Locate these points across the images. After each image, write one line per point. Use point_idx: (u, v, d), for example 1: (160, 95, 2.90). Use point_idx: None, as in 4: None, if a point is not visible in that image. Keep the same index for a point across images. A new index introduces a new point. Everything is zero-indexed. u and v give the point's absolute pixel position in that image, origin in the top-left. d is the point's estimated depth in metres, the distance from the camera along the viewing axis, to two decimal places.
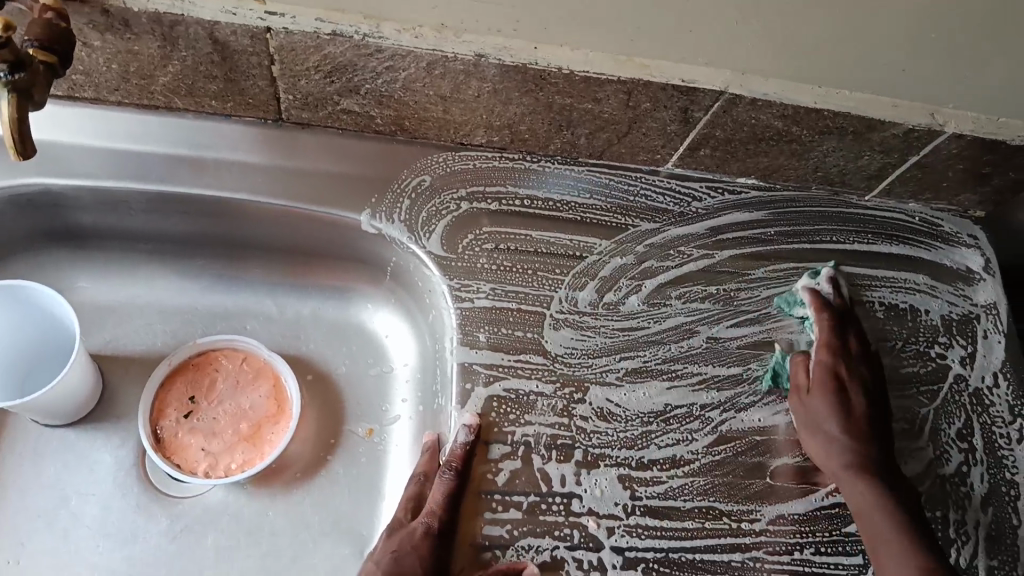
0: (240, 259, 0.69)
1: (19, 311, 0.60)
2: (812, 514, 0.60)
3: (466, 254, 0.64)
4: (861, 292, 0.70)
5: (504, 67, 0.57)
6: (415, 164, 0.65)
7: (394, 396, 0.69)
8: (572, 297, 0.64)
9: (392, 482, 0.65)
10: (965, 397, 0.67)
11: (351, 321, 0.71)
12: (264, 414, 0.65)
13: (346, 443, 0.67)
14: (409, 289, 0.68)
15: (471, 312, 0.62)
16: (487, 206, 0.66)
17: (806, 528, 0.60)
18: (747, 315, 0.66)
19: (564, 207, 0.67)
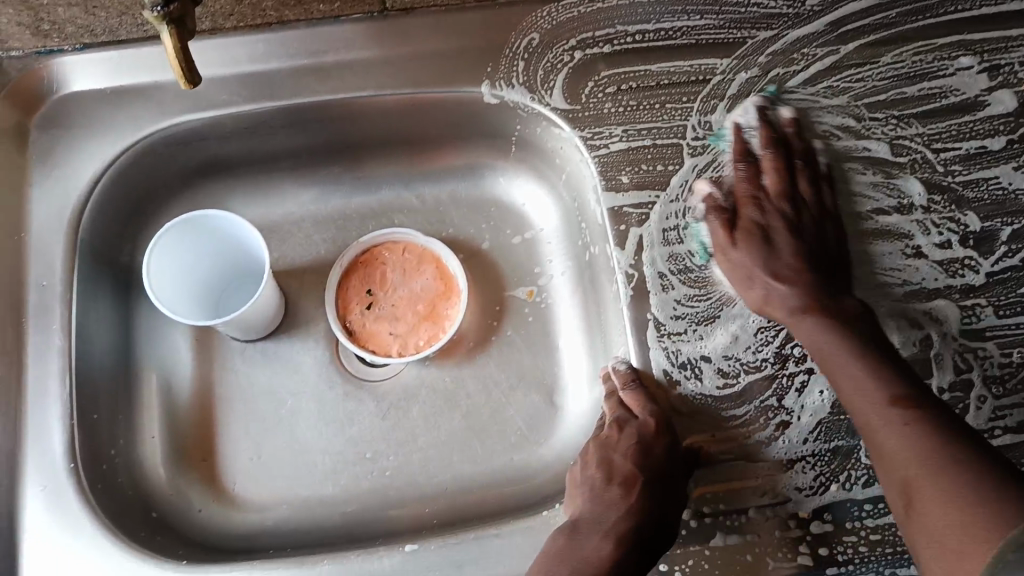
0: (376, 157, 0.73)
1: (204, 247, 0.66)
2: (985, 282, 0.60)
3: (591, 102, 0.64)
4: (998, 57, 0.67)
5: None
6: (521, 25, 0.66)
7: (544, 257, 0.72)
8: (706, 121, 0.64)
9: (564, 333, 0.69)
10: None
11: (486, 196, 0.74)
12: (436, 293, 0.69)
13: (511, 306, 0.71)
14: (539, 152, 0.70)
15: (609, 157, 0.63)
16: (600, 50, 0.66)
17: (979, 293, 0.60)
18: (883, 103, 0.65)
19: (678, 33, 0.66)
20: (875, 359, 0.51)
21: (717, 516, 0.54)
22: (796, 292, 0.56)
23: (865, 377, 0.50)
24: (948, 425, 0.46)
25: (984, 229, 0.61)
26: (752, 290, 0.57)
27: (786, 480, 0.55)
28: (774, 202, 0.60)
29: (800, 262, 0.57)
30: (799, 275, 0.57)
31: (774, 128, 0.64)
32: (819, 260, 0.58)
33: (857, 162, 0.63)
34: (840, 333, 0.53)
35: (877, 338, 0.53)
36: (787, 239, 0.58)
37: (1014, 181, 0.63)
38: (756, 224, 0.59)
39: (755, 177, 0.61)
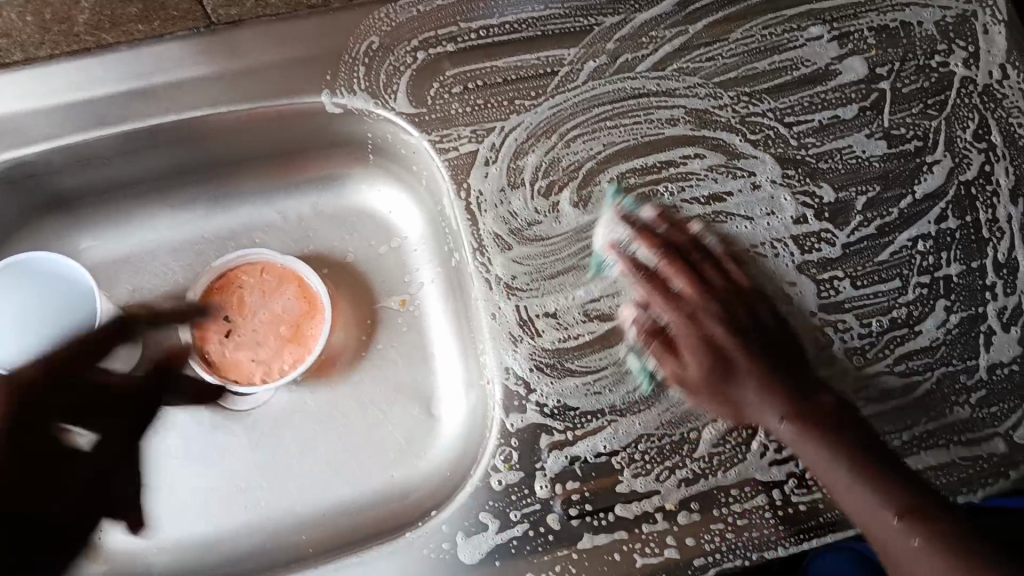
0: (232, 178, 0.70)
1: (33, 289, 0.62)
2: (840, 252, 0.60)
3: (436, 104, 0.63)
4: (846, 24, 0.66)
5: None
6: (359, 29, 0.63)
7: (414, 265, 0.70)
8: (557, 114, 0.62)
9: (437, 341, 0.68)
10: (976, 98, 0.65)
11: (351, 207, 0.72)
12: (299, 313, 0.67)
13: (384, 318, 0.69)
14: (395, 159, 0.68)
15: (459, 159, 0.62)
16: (444, 48, 0.63)
17: (837, 264, 0.60)
18: (735, 79, 0.64)
19: (523, 25, 0.64)
20: (870, 470, 0.46)
21: (583, 517, 0.53)
22: (775, 402, 0.51)
23: (867, 494, 0.46)
24: (960, 533, 0.43)
25: (838, 200, 0.61)
26: (686, 366, 0.53)
27: (651, 474, 0.54)
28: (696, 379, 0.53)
29: (739, 343, 0.52)
30: (812, 429, 0.49)
31: (627, 115, 0.63)
32: (802, 403, 0.50)
33: (710, 140, 0.62)
34: (854, 481, 0.47)
35: (863, 434, 0.49)
36: (681, 327, 0.53)
37: (866, 149, 0.62)
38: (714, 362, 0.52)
39: (715, 269, 0.55)
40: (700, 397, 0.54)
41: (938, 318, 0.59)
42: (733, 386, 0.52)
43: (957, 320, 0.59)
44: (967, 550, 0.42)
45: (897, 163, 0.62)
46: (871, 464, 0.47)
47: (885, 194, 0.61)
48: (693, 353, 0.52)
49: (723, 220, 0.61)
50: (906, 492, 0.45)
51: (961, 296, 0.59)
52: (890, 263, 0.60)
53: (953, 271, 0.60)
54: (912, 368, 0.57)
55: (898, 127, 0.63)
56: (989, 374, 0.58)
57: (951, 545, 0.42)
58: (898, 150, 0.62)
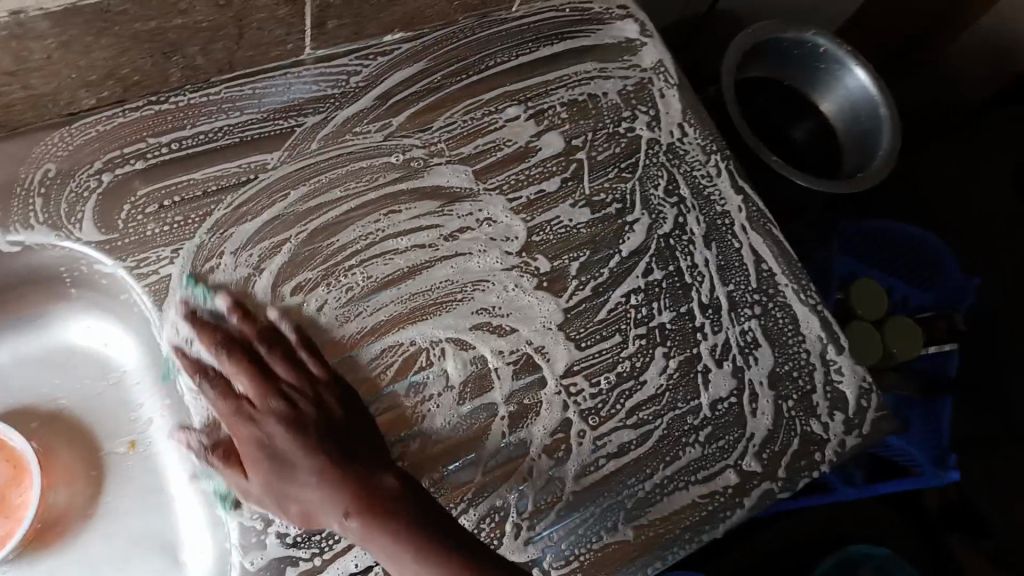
0: None
1: None
2: (565, 319, 0.63)
3: (130, 226, 0.58)
4: (541, 102, 0.71)
5: (54, 15, 0.50)
6: (30, 156, 0.58)
7: (138, 401, 0.64)
8: (266, 221, 0.60)
9: (173, 480, 0.62)
10: (662, 156, 0.71)
11: (55, 348, 0.64)
12: (0, 482, 0.59)
13: (110, 466, 0.63)
14: (97, 289, 0.62)
15: (162, 283, 0.57)
16: (133, 166, 0.60)
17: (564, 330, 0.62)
18: (444, 164, 0.66)
19: (219, 134, 0.62)
20: (424, 535, 0.48)
21: None
22: (297, 438, 0.50)
23: (397, 542, 0.48)
24: (461, 553, 0.48)
25: (554, 267, 0.64)
26: (271, 403, 0.51)
27: None
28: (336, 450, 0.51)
29: (309, 391, 0.52)
30: (395, 525, 0.49)
31: (341, 211, 0.62)
32: (361, 512, 0.49)
33: (425, 227, 0.63)
34: (433, 573, 0.48)
35: (426, 503, 0.50)
36: (282, 372, 0.52)
37: (573, 218, 0.66)
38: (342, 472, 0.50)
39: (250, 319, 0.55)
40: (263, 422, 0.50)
41: (659, 365, 0.63)
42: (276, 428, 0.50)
43: (676, 364, 0.63)
44: (462, 565, 0.48)
45: (600, 227, 0.67)
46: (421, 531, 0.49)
47: (595, 256, 0.65)
48: (272, 358, 0.52)
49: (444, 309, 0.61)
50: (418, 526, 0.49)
51: (676, 341, 0.64)
52: (609, 321, 0.63)
53: (665, 319, 0.64)
54: (643, 419, 0.60)
55: (598, 193, 0.68)
56: (712, 410, 0.62)
57: (453, 555, 0.48)
58: (601, 214, 0.67)
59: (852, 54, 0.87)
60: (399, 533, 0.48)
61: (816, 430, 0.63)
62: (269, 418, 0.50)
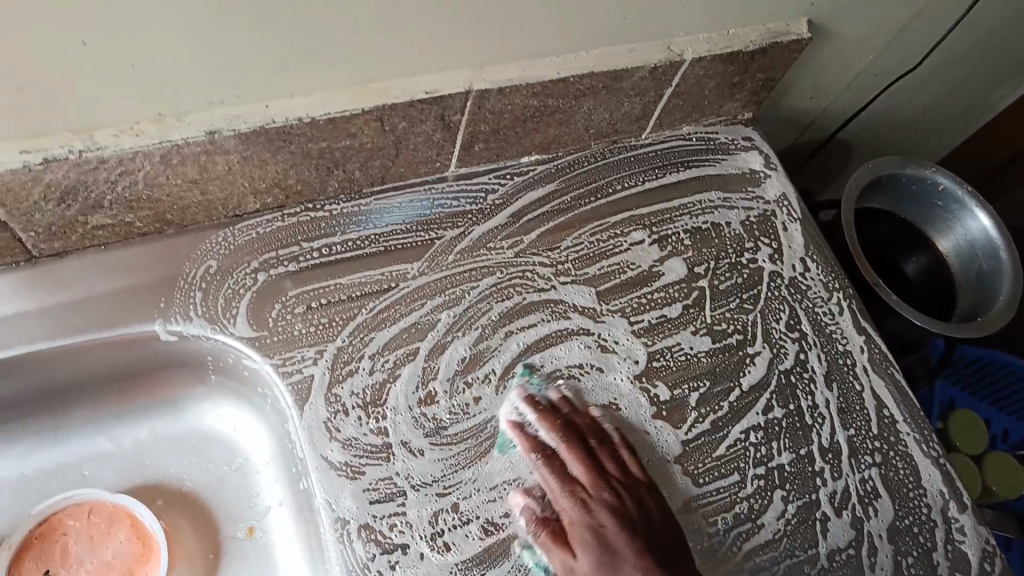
0: (54, 411, 0.64)
1: None
2: (684, 451, 0.63)
3: (280, 324, 0.62)
4: (664, 228, 0.72)
5: (242, 136, 0.54)
6: (195, 253, 0.62)
7: (258, 488, 0.67)
8: (402, 328, 0.63)
9: (286, 570, 0.63)
10: (784, 290, 0.72)
11: (190, 429, 0.68)
12: (131, 559, 0.61)
13: (228, 550, 0.65)
14: (236, 378, 0.65)
15: (303, 382, 0.60)
16: (285, 268, 0.63)
17: (683, 462, 0.62)
18: (572, 281, 0.68)
19: (365, 242, 0.66)
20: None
21: None
22: (584, 517, 0.57)
23: None
24: None
25: (673, 396, 0.65)
26: (561, 506, 0.58)
27: None
28: (584, 421, 0.62)
29: (594, 484, 0.59)
30: (595, 501, 0.58)
31: (472, 324, 0.64)
32: (642, 523, 0.57)
33: (552, 343, 0.65)
34: (602, 504, 0.58)
35: (683, 569, 0.56)
36: (581, 469, 0.59)
37: (693, 345, 0.67)
38: (561, 453, 0.60)
39: (552, 403, 0.62)
40: (547, 469, 0.59)
41: (777, 509, 0.62)
42: (548, 473, 0.59)
43: (794, 509, 0.62)
44: None
45: (722, 357, 0.67)
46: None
47: (715, 388, 0.66)
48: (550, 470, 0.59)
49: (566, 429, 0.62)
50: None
51: (795, 485, 0.63)
52: (728, 457, 0.63)
53: (784, 459, 0.64)
54: (761, 564, 0.59)
55: (719, 322, 0.69)
56: (830, 560, 0.61)
57: None
58: (722, 344, 0.68)
59: (973, 196, 0.84)
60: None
61: None
62: (546, 474, 0.59)
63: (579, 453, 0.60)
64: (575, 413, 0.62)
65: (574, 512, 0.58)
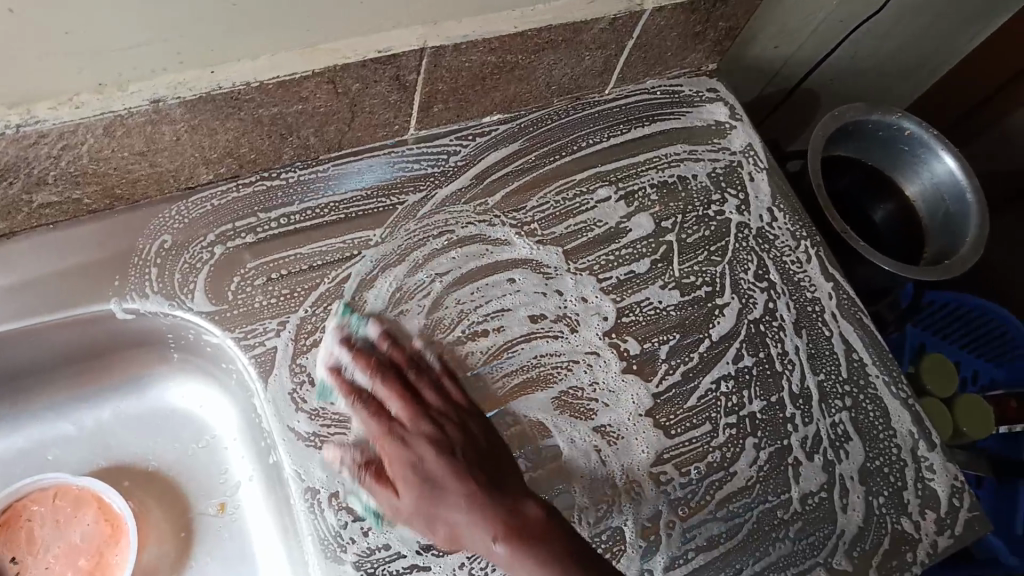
0: (11, 397, 0.62)
1: None
2: (655, 404, 0.63)
3: (240, 296, 0.60)
4: (631, 183, 0.71)
5: (188, 104, 0.52)
6: (149, 228, 0.60)
7: (228, 463, 0.66)
8: (365, 297, 0.62)
9: (260, 543, 0.63)
10: (751, 240, 0.72)
11: (154, 407, 0.66)
12: (99, 540, 0.60)
13: (201, 527, 0.64)
14: (199, 354, 0.64)
15: (267, 355, 0.59)
16: (242, 240, 0.62)
17: (655, 416, 0.62)
18: (538, 240, 0.67)
19: (324, 211, 0.64)
20: (477, 503, 0.51)
21: None
22: (439, 461, 0.52)
23: (474, 524, 0.51)
24: (574, 543, 0.50)
25: (643, 351, 0.64)
26: (397, 470, 0.52)
27: None
28: (433, 411, 0.54)
29: (450, 412, 0.54)
30: (438, 435, 0.53)
31: (438, 286, 0.63)
32: (468, 448, 0.53)
33: (520, 302, 0.64)
34: (473, 495, 0.51)
35: (561, 530, 0.51)
36: (433, 450, 0.52)
37: (662, 299, 0.67)
38: (401, 393, 0.54)
39: (388, 344, 0.57)
40: (394, 411, 0.54)
41: (749, 456, 0.62)
42: (392, 410, 0.54)
43: (766, 456, 0.62)
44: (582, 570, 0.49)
45: (691, 310, 0.67)
46: (509, 520, 0.50)
47: (685, 341, 0.65)
48: (400, 403, 0.54)
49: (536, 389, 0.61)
50: (509, 508, 0.51)
51: (767, 432, 0.63)
52: (699, 409, 0.63)
53: (755, 408, 0.64)
54: (733, 511, 0.60)
55: (688, 276, 0.69)
56: (802, 504, 0.61)
57: (581, 574, 0.49)
58: (690, 296, 0.68)
59: (939, 139, 0.84)
60: (481, 508, 0.51)
61: (908, 529, 0.62)
62: (410, 429, 0.53)
63: (448, 375, 0.57)
64: (416, 387, 0.55)
65: (417, 455, 0.52)
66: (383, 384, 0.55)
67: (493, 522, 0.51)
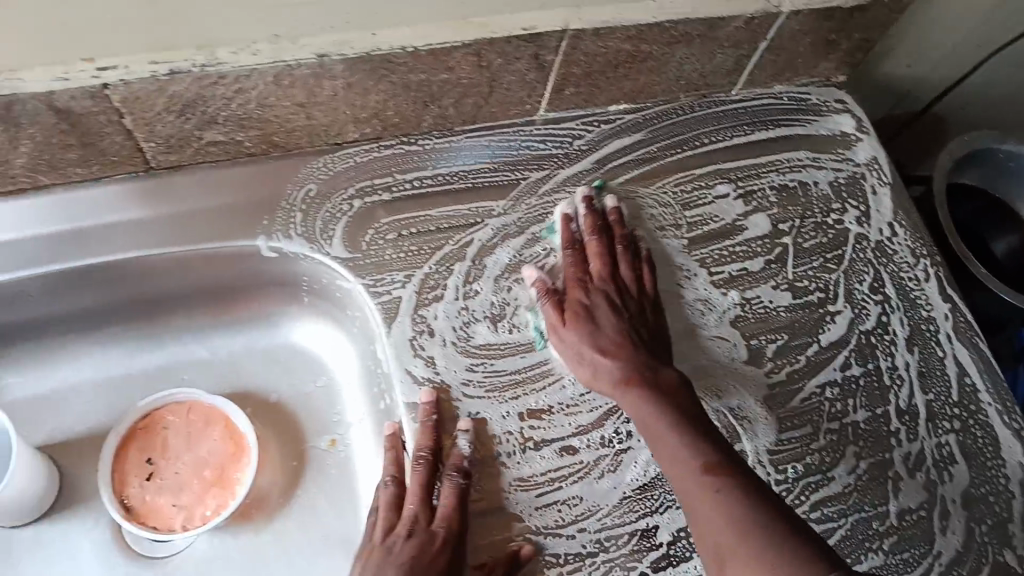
0: (160, 317, 0.70)
1: None
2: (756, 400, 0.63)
3: (372, 249, 0.65)
4: (751, 183, 0.73)
5: (349, 61, 0.57)
6: (296, 176, 0.66)
7: (343, 403, 0.71)
8: (484, 262, 0.66)
9: (365, 479, 0.68)
10: (869, 253, 0.72)
11: (281, 344, 0.73)
12: (223, 456, 0.66)
13: (313, 459, 0.70)
14: (326, 299, 0.69)
15: (390, 303, 0.63)
16: (378, 197, 0.67)
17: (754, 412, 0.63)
18: (653, 228, 0.69)
19: (455, 178, 0.68)
20: (696, 435, 0.54)
21: None
22: (619, 367, 0.59)
23: (684, 450, 0.53)
24: (767, 508, 0.48)
25: (750, 348, 0.65)
26: (582, 367, 0.60)
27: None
28: (599, 284, 0.63)
29: (625, 337, 0.60)
30: (622, 348, 0.60)
31: (552, 261, 0.66)
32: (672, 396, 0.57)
33: None
34: (659, 408, 0.56)
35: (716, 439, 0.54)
36: (609, 314, 0.61)
37: (773, 299, 0.68)
38: (585, 305, 0.61)
39: (581, 260, 0.64)
40: (566, 329, 0.61)
41: (847, 465, 0.62)
42: (564, 329, 0.61)
43: (866, 466, 0.62)
44: (789, 539, 0.46)
45: (802, 313, 0.67)
46: (733, 468, 0.52)
47: (793, 342, 0.66)
48: (573, 326, 0.61)
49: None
50: (728, 454, 0.53)
51: (869, 443, 0.63)
52: (801, 411, 0.64)
53: (859, 417, 0.64)
54: (826, 515, 0.60)
55: (802, 279, 0.69)
56: (900, 519, 0.61)
57: (767, 510, 0.48)
58: (801, 300, 0.68)
59: None
60: (699, 445, 0.53)
61: (1011, 562, 0.61)
62: (568, 332, 0.61)
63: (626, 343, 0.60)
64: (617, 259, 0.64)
65: (579, 348, 0.60)
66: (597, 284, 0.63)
67: (668, 461, 0.54)
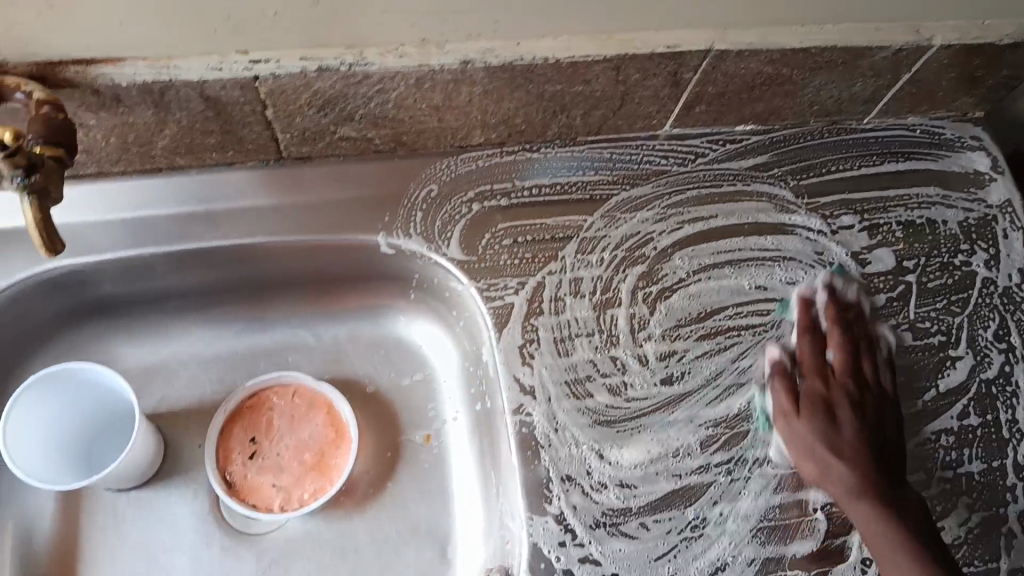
0: (274, 299, 0.71)
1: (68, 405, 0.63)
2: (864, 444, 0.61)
3: (486, 255, 0.66)
4: (877, 217, 0.71)
5: (491, 69, 0.57)
6: (420, 176, 0.66)
7: (442, 399, 0.72)
8: (600, 277, 0.66)
9: (459, 478, 0.69)
10: (996, 298, 0.69)
11: (387, 334, 0.74)
12: (324, 441, 0.68)
13: (407, 452, 0.71)
14: (437, 297, 0.70)
15: (504, 309, 0.64)
16: (497, 202, 0.67)
17: None
18: (771, 257, 0.68)
19: (573, 188, 0.68)
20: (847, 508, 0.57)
21: None
22: (820, 428, 0.59)
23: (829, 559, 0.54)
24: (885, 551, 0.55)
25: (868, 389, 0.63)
26: (807, 462, 0.59)
27: None
28: (838, 378, 0.61)
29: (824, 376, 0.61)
30: (822, 408, 0.60)
31: (665, 283, 0.66)
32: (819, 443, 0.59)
33: (741, 314, 0.66)
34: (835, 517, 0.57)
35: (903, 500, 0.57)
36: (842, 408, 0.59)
37: (890, 339, 0.66)
38: (822, 398, 0.60)
39: (820, 352, 0.62)
40: (801, 421, 0.60)
41: (959, 515, 0.62)
42: (800, 421, 0.60)
43: (977, 517, 0.62)
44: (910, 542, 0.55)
45: (921, 356, 0.66)
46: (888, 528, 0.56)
47: (910, 385, 0.65)
48: (808, 418, 0.60)
49: (738, 399, 0.64)
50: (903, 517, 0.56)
51: (982, 495, 0.63)
52: (916, 456, 0.63)
53: (974, 468, 0.64)
54: None
55: (924, 321, 0.68)
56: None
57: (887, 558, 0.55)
58: (923, 342, 0.67)
59: None
60: (872, 515, 0.57)
61: None
62: (805, 423, 0.60)
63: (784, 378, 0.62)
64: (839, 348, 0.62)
65: (807, 440, 0.59)
66: (818, 385, 0.61)
67: (809, 532, 0.57)
